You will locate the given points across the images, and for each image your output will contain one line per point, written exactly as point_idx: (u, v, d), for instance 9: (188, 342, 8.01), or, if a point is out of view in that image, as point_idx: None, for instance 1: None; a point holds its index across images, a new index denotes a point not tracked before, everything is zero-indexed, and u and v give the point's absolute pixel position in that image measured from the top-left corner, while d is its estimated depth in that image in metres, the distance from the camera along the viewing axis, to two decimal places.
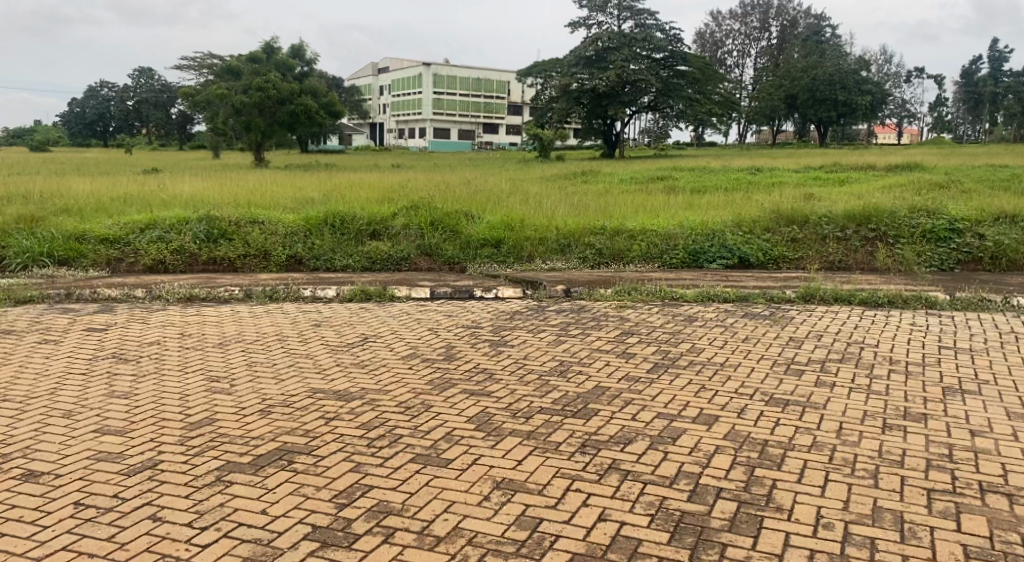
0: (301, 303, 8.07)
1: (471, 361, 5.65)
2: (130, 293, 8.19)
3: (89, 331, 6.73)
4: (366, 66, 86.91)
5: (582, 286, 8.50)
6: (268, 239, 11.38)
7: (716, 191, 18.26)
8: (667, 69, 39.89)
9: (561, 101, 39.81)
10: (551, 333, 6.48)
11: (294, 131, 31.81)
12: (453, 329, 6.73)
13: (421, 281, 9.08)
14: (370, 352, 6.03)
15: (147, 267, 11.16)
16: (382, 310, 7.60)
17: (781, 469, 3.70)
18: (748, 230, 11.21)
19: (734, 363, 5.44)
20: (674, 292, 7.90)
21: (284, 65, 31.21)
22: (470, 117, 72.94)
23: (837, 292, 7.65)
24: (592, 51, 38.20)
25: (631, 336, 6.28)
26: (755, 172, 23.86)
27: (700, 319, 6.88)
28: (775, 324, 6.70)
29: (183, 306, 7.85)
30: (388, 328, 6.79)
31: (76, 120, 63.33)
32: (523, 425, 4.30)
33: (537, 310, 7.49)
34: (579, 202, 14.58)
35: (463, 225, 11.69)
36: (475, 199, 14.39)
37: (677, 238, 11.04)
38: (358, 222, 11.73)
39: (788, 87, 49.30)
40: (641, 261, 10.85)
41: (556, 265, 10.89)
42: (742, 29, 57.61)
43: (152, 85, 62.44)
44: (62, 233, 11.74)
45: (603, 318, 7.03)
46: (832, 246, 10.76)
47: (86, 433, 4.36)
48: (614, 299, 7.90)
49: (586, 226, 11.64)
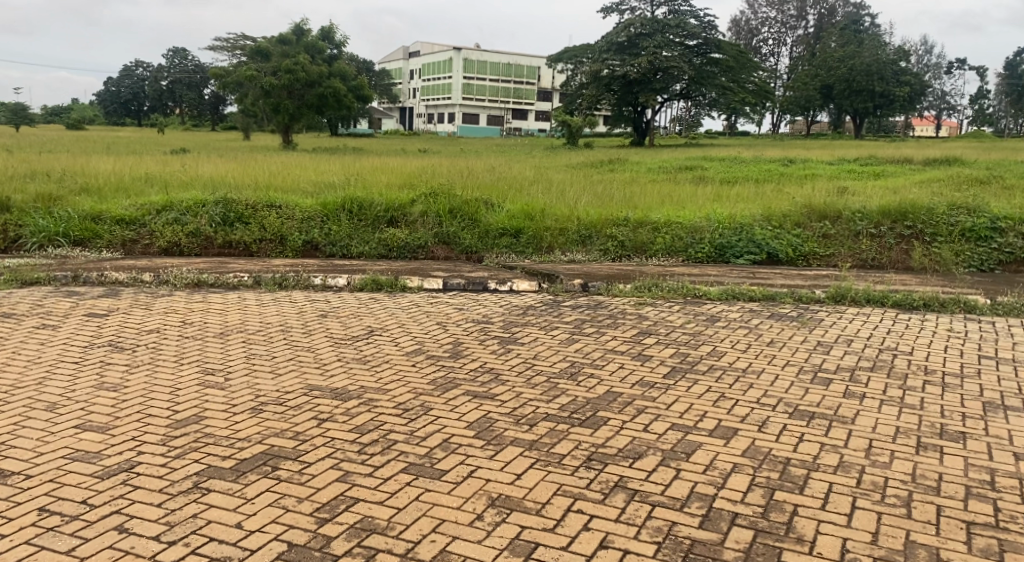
0: (310, 292, 7.85)
1: (479, 360, 5.37)
2: (137, 277, 8.00)
3: (89, 317, 6.53)
4: (396, 50, 86.67)
5: (601, 280, 8.18)
6: (284, 223, 11.18)
7: (746, 183, 17.80)
8: (701, 57, 39.22)
9: (591, 88, 39.29)
10: (564, 331, 6.19)
11: (322, 114, 31.68)
12: (462, 325, 6.46)
13: (435, 271, 8.81)
14: (375, 347, 5.77)
15: (163, 249, 11.05)
16: (392, 302, 7.35)
17: (804, 494, 3.38)
18: (778, 224, 10.83)
19: (756, 369, 5.12)
20: (697, 290, 7.57)
21: (314, 47, 31.05)
22: (500, 103, 72.53)
23: (869, 293, 7.26)
24: (624, 37, 37.61)
25: (648, 337, 5.97)
26: (788, 164, 23.31)
27: (723, 320, 6.55)
28: (802, 327, 6.35)
29: (189, 292, 7.64)
30: (397, 322, 6.53)
31: (111, 99, 64.01)
32: (526, 434, 4.01)
33: (552, 305, 7.21)
34: (604, 191, 14.24)
35: (482, 213, 11.42)
36: (497, 186, 14.09)
37: (704, 231, 10.68)
38: (376, 208, 11.47)
39: (824, 77, 48.34)
40: (665, 254, 10.53)
41: (576, 257, 10.59)
42: (779, 17, 56.64)
43: (185, 65, 62.75)
44: (78, 212, 11.61)
45: (622, 316, 6.72)
46: (865, 242, 10.34)
47: (67, 430, 4.16)
48: (633, 296, 7.59)
49: (608, 217, 11.31)
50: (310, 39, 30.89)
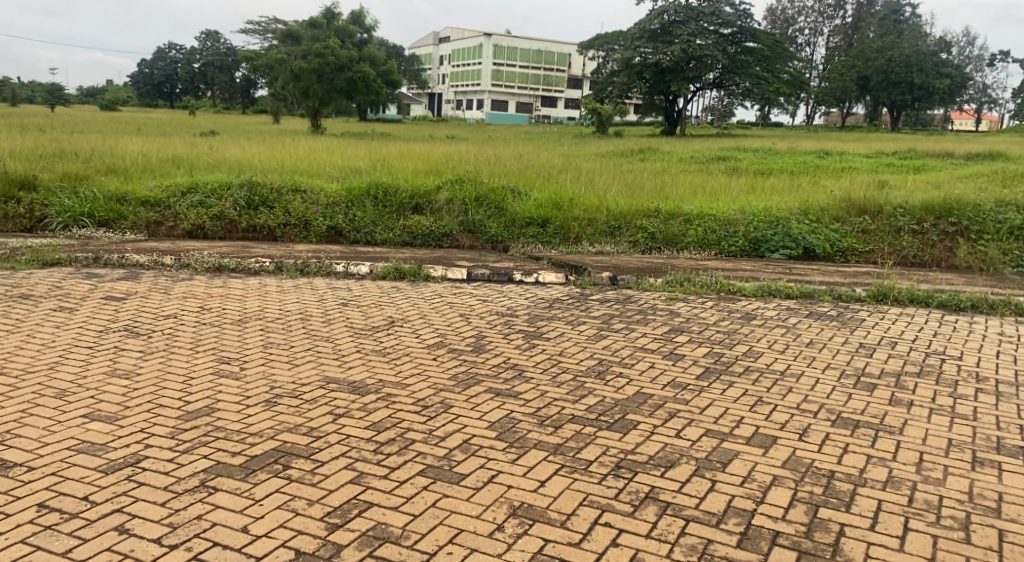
0: (332, 279, 7.69)
1: (504, 356, 5.17)
2: (158, 260, 7.87)
3: (106, 301, 6.39)
4: (427, 35, 86.38)
5: (631, 273, 7.94)
6: (309, 208, 11.04)
7: (780, 175, 17.39)
8: (735, 45, 38.64)
9: (623, 75, 38.85)
10: (592, 328, 5.97)
11: (351, 99, 31.58)
12: (486, 318, 6.26)
13: (459, 261, 8.60)
14: (396, 339, 5.58)
15: (187, 232, 10.98)
16: (415, 292, 7.18)
17: (851, 511, 3.13)
18: (814, 219, 10.54)
19: (795, 373, 4.87)
20: (731, 286, 7.33)
21: (344, 31, 30.93)
22: (529, 90, 72.12)
23: (913, 293, 6.96)
24: (657, 24, 37.10)
25: (680, 335, 5.74)
26: (823, 156, 22.82)
27: (757, 319, 6.29)
28: (841, 328, 6.08)
29: (209, 277, 7.50)
30: (419, 314, 6.34)
31: (145, 80, 64.53)
32: (551, 437, 3.80)
33: (580, 299, 7.00)
34: (634, 181, 13.97)
35: (509, 201, 11.19)
36: (525, 174, 13.86)
37: (737, 224, 10.42)
38: (401, 195, 11.29)
39: (860, 68, 47.44)
40: (697, 248, 10.28)
41: (604, 248, 10.36)
42: (816, 6, 55.74)
43: (217, 48, 63.00)
44: (104, 192, 11.53)
45: (652, 312, 6.49)
46: (906, 239, 9.99)
47: (74, 418, 4.00)
48: (664, 291, 7.35)
49: (639, 208, 11.04)
50: (340, 23, 30.75)
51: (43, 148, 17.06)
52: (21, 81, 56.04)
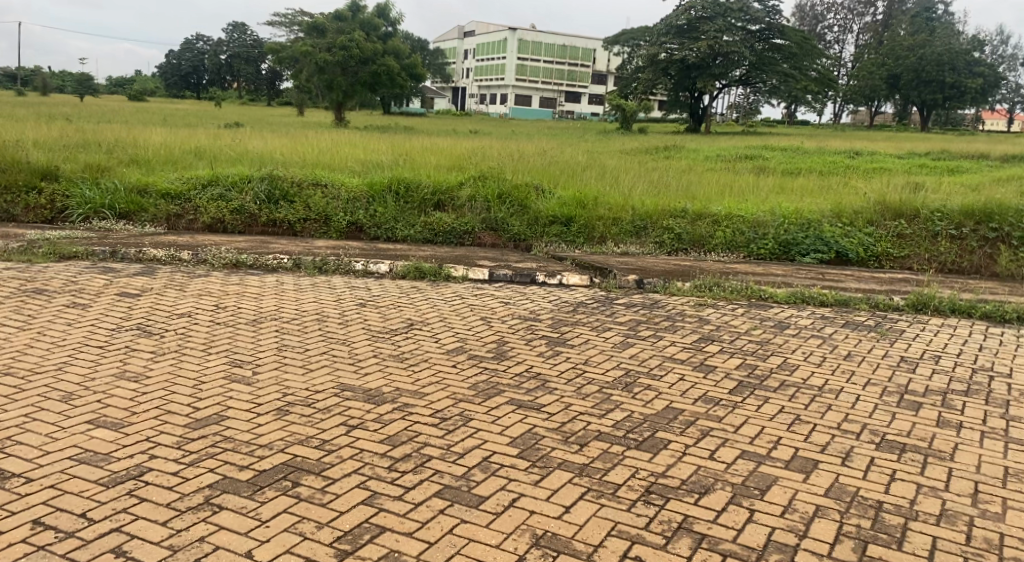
0: (351, 278, 7.49)
1: (527, 365, 4.96)
2: (175, 255, 7.70)
3: (120, 296, 6.22)
4: (452, 30, 86.23)
5: (658, 276, 7.69)
6: (329, 203, 10.88)
7: (809, 175, 17.03)
8: (762, 42, 38.13)
9: (648, 71, 38.47)
10: (617, 334, 5.76)
11: (375, 92, 31.45)
12: (509, 322, 6.04)
13: (481, 260, 8.39)
14: (414, 343, 5.38)
15: (207, 225, 10.84)
16: (435, 293, 6.99)
17: (903, 551, 2.96)
18: (847, 222, 10.25)
19: (834, 389, 4.64)
20: (763, 292, 7.08)
21: (369, 24, 30.82)
22: (553, 85, 71.73)
23: (954, 303, 6.69)
24: (684, 20, 36.67)
25: (711, 345, 5.50)
26: (854, 156, 22.35)
27: (792, 330, 6.03)
28: (880, 340, 5.83)
29: (226, 273, 7.32)
30: (439, 316, 6.14)
31: (173, 72, 64.80)
32: (576, 456, 3.60)
33: (605, 303, 6.78)
34: (660, 180, 13.70)
35: (533, 199, 10.96)
36: (549, 171, 13.63)
37: (767, 226, 10.15)
38: (423, 191, 11.10)
39: (891, 66, 46.68)
40: (725, 250, 10.02)
41: (630, 249, 10.10)
42: (846, 3, 54.99)
43: (244, 40, 63.16)
44: (125, 184, 11.43)
45: (681, 320, 6.24)
46: (943, 244, 9.75)
47: (79, 424, 3.82)
48: (693, 296, 7.10)
49: (665, 207, 10.78)
50: (365, 16, 30.62)
51: (66, 138, 17.02)
52: (51, 70, 56.43)
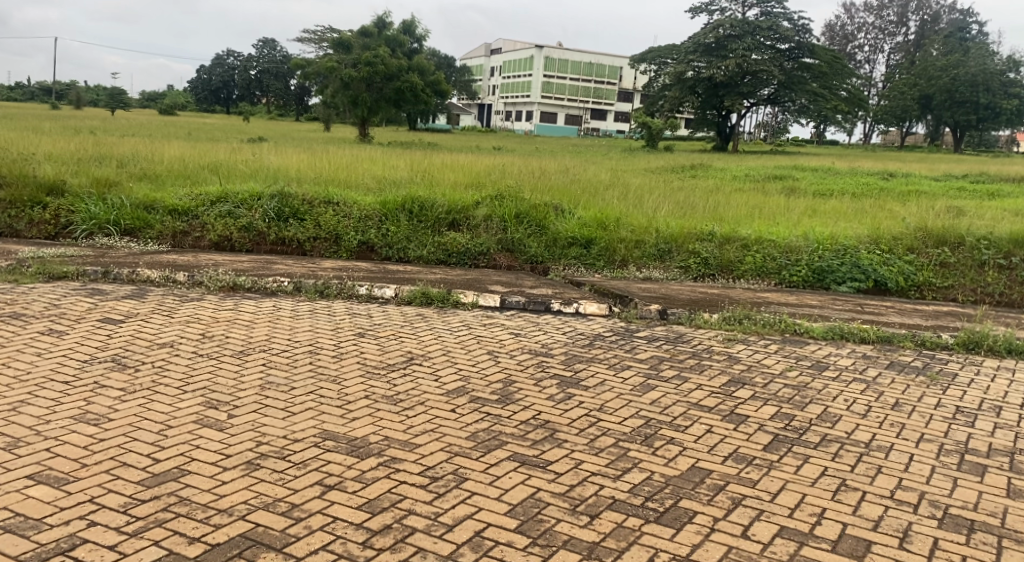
0: (354, 303, 7.02)
1: (535, 410, 4.44)
2: (170, 276, 7.28)
3: (101, 322, 5.77)
4: (480, 47, 86.32)
5: (683, 306, 7.15)
6: (340, 221, 10.47)
7: (842, 197, 16.45)
8: (792, 61, 37.55)
9: (674, 90, 38.06)
10: (636, 374, 5.23)
11: (400, 109, 31.16)
12: (517, 356, 5.53)
13: (493, 285, 7.90)
14: (411, 382, 4.86)
15: (214, 243, 10.40)
16: (441, 322, 6.50)
17: None
18: (886, 249, 9.73)
19: (884, 446, 4.10)
20: (798, 326, 6.56)
21: (395, 41, 30.65)
22: (579, 102, 71.42)
23: (1010, 343, 6.17)
24: (712, 38, 36.09)
25: (741, 390, 4.96)
26: (887, 178, 21.63)
27: (831, 372, 5.47)
28: (932, 384, 5.26)
29: (221, 297, 6.87)
30: (442, 350, 5.62)
31: (203, 86, 65.36)
32: (585, 532, 3.13)
33: (625, 336, 6.25)
34: (686, 200, 13.17)
35: (552, 219, 10.51)
36: (569, 189, 13.16)
37: (800, 252, 9.64)
38: (438, 210, 10.64)
39: (923, 86, 45.83)
40: (754, 276, 9.48)
41: (654, 274, 9.54)
42: (877, 23, 54.25)
43: (274, 55, 63.52)
44: (131, 200, 11.07)
45: (708, 358, 5.70)
46: (990, 274, 9.27)
47: (16, 480, 3.36)
48: (721, 329, 6.56)
49: (690, 230, 10.25)
50: (391, 33, 30.41)
51: (83, 151, 16.78)
52: (84, 85, 57.12)
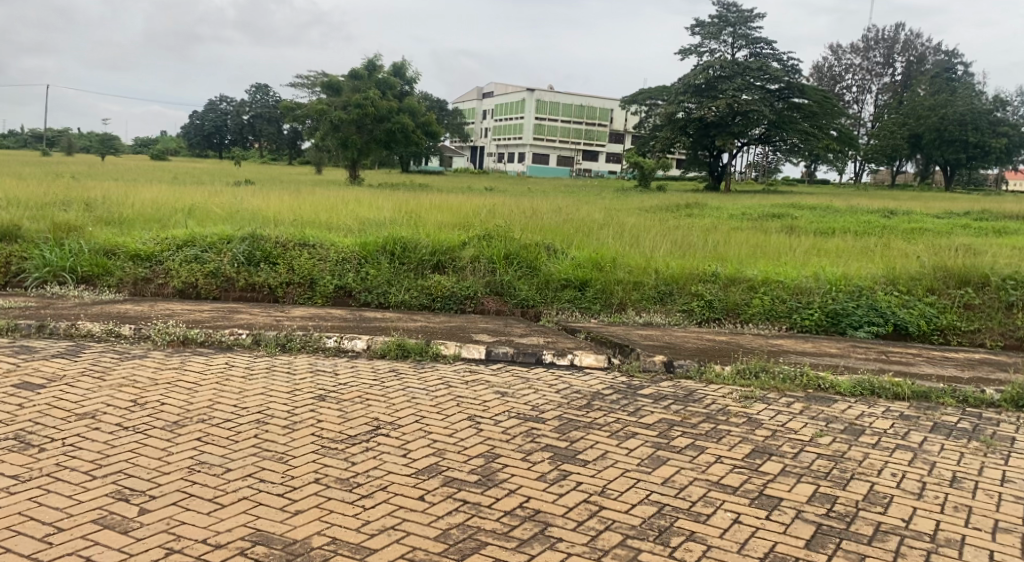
0: (320, 358, 6.23)
1: (523, 495, 3.68)
2: (113, 331, 6.48)
3: (16, 388, 4.92)
4: (471, 91, 86.60)
5: (691, 357, 6.38)
6: (316, 265, 9.71)
7: (844, 235, 15.81)
8: (782, 101, 37.33)
9: (666, 130, 37.76)
10: (643, 441, 4.47)
11: (390, 150, 30.61)
12: (501, 422, 4.71)
13: (479, 333, 7.12)
14: (373, 459, 4.05)
15: (178, 290, 9.61)
16: (417, 378, 5.71)
17: None
18: (904, 290, 9.08)
19: (953, 540, 3.42)
20: (822, 380, 5.81)
21: (385, 84, 30.01)
22: (570, 144, 71.32)
23: None
24: (702, 79, 35.77)
25: (768, 462, 4.19)
26: (888, 215, 21.04)
27: (869, 438, 4.70)
28: (991, 450, 4.52)
29: (166, 354, 6.08)
30: (415, 415, 4.80)
31: (195, 131, 65.08)
32: None
33: (628, 393, 5.47)
34: (683, 239, 12.47)
35: (544, 260, 9.82)
36: (561, 229, 12.47)
37: (812, 295, 8.97)
38: (422, 251, 9.91)
39: (912, 125, 45.63)
40: (763, 320, 8.76)
41: (654, 318, 8.79)
42: (863, 64, 54.36)
43: (267, 101, 63.48)
44: (92, 246, 10.30)
45: (724, 421, 4.93)
46: (1019, 317, 8.58)
47: None
48: (736, 385, 5.79)
49: (691, 270, 9.56)
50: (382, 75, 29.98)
51: (54, 196, 16.01)
52: (76, 133, 56.80)
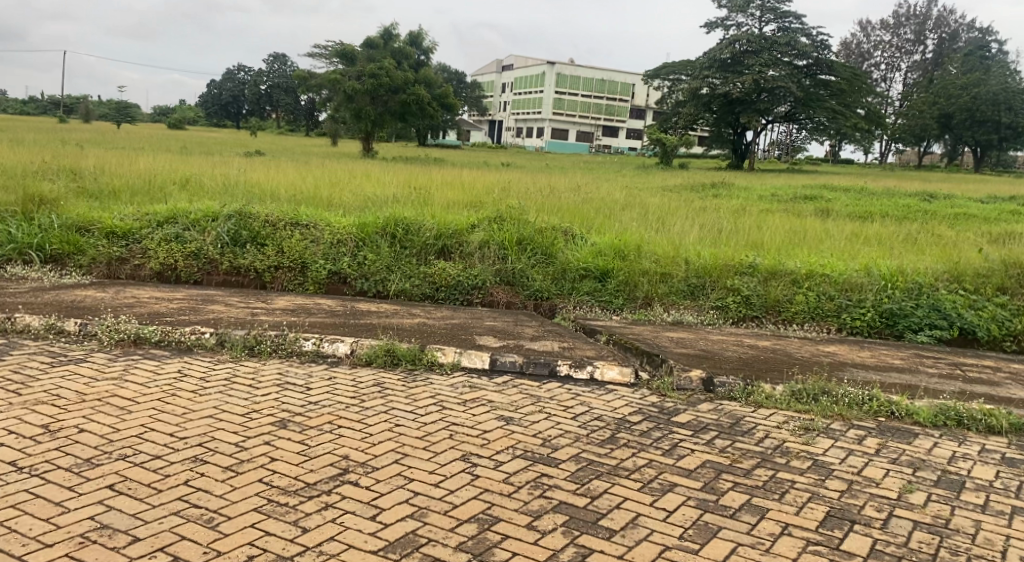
0: (293, 365, 5.26)
1: None
2: (55, 326, 5.54)
3: None
4: (491, 65, 85.11)
5: (733, 372, 5.34)
6: (308, 247, 8.72)
7: (884, 221, 14.62)
8: (809, 78, 35.84)
9: (689, 106, 36.39)
10: (686, 497, 3.48)
11: (404, 123, 29.51)
12: (503, 463, 3.76)
13: (483, 336, 6.11)
14: (331, 525, 3.18)
15: (155, 272, 8.65)
16: (405, 395, 4.73)
17: None
18: (970, 289, 8.02)
19: None
20: (897, 408, 4.78)
21: (401, 53, 28.99)
22: (590, 119, 69.83)
23: None
24: (727, 54, 34.31)
25: (850, 539, 3.22)
26: (929, 199, 19.72)
27: (974, 495, 3.66)
28: None
29: (109, 359, 5.12)
30: (395, 450, 3.86)
31: (213, 101, 64.23)
32: None
33: (662, 423, 4.46)
34: (712, 223, 11.39)
35: (560, 246, 8.79)
36: (581, 210, 11.42)
37: (865, 292, 7.92)
38: (425, 234, 8.88)
39: (942, 105, 43.68)
40: (809, 320, 7.73)
41: (685, 316, 7.73)
42: (893, 41, 52.46)
43: (284, 71, 62.41)
44: (64, 221, 9.35)
45: (784, 466, 3.91)
46: None
47: None
48: (791, 411, 4.77)
49: (726, 260, 8.49)
50: (398, 45, 28.88)
51: (43, 165, 15.06)
52: (92, 102, 56.16)
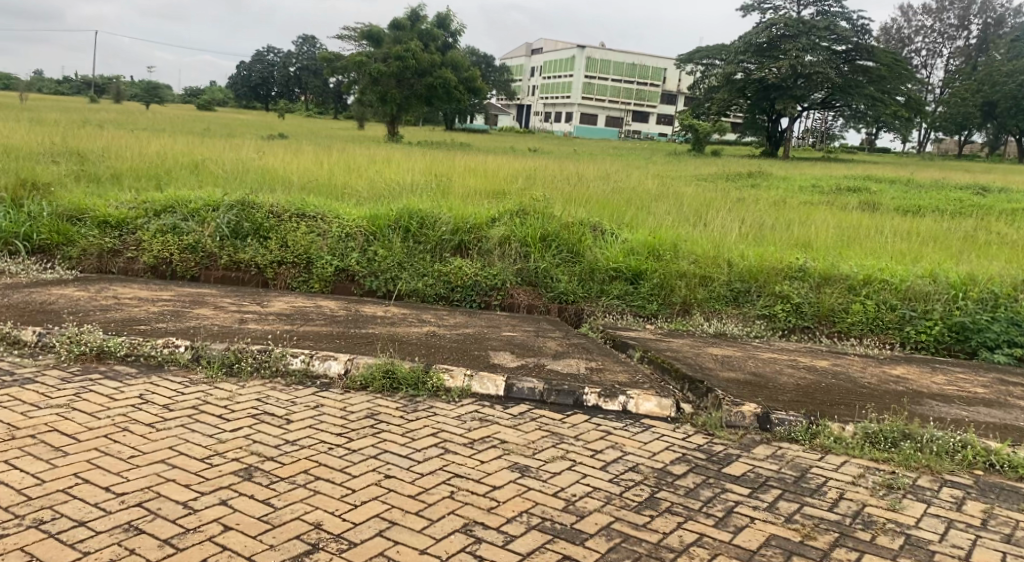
0: (277, 388, 4.51)
1: None
2: (10, 337, 4.84)
3: None
4: (522, 48, 83.96)
5: (794, 405, 4.51)
6: (313, 240, 7.95)
7: (935, 216, 13.60)
8: (848, 64, 34.35)
9: (723, 91, 35.29)
10: None
11: (431, 106, 28.63)
12: (511, 542, 3.01)
13: (500, 352, 5.32)
14: None
15: (149, 266, 7.95)
16: (401, 431, 3.95)
17: None
18: None
19: None
20: (999, 458, 3.93)
21: (428, 35, 27.81)
22: (620, 105, 68.59)
23: None
24: (765, 38, 33.03)
25: None
26: (981, 193, 18.50)
27: None
28: None
29: (63, 377, 4.40)
30: (381, 518, 3.12)
31: (241, 82, 63.71)
32: None
33: (714, 476, 3.65)
34: (753, 218, 10.46)
35: (589, 244, 7.94)
36: (611, 202, 10.56)
37: (933, 303, 7.00)
38: (441, 228, 8.08)
39: (986, 93, 41.84)
40: (867, 334, 6.85)
41: (728, 327, 6.88)
42: (936, 26, 50.59)
43: (313, 53, 61.95)
44: (55, 209, 8.67)
45: (869, 547, 3.14)
46: None
47: None
48: (867, 460, 3.95)
49: (773, 260, 7.61)
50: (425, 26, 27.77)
51: (53, 145, 14.47)
52: (120, 81, 55.91)
